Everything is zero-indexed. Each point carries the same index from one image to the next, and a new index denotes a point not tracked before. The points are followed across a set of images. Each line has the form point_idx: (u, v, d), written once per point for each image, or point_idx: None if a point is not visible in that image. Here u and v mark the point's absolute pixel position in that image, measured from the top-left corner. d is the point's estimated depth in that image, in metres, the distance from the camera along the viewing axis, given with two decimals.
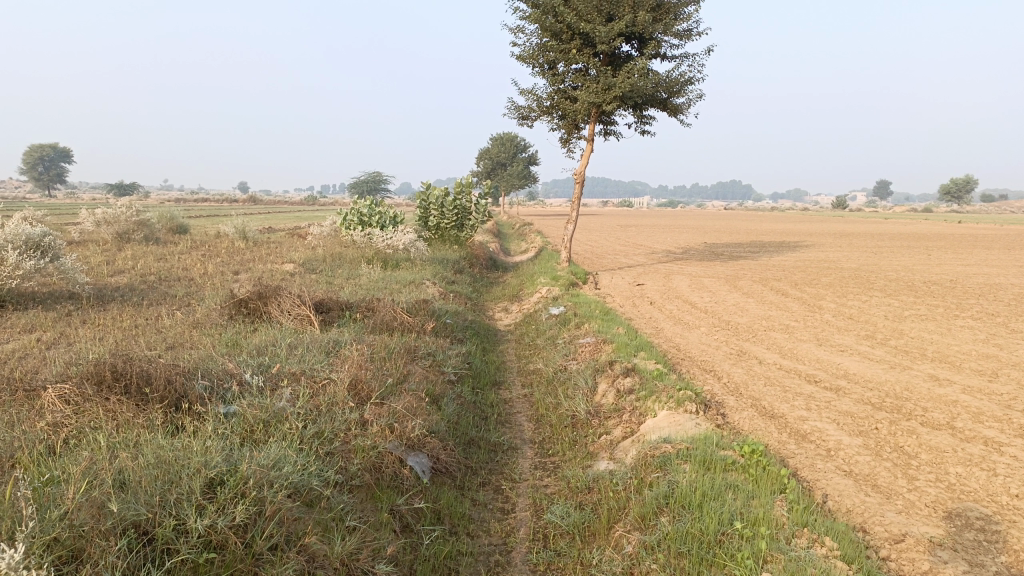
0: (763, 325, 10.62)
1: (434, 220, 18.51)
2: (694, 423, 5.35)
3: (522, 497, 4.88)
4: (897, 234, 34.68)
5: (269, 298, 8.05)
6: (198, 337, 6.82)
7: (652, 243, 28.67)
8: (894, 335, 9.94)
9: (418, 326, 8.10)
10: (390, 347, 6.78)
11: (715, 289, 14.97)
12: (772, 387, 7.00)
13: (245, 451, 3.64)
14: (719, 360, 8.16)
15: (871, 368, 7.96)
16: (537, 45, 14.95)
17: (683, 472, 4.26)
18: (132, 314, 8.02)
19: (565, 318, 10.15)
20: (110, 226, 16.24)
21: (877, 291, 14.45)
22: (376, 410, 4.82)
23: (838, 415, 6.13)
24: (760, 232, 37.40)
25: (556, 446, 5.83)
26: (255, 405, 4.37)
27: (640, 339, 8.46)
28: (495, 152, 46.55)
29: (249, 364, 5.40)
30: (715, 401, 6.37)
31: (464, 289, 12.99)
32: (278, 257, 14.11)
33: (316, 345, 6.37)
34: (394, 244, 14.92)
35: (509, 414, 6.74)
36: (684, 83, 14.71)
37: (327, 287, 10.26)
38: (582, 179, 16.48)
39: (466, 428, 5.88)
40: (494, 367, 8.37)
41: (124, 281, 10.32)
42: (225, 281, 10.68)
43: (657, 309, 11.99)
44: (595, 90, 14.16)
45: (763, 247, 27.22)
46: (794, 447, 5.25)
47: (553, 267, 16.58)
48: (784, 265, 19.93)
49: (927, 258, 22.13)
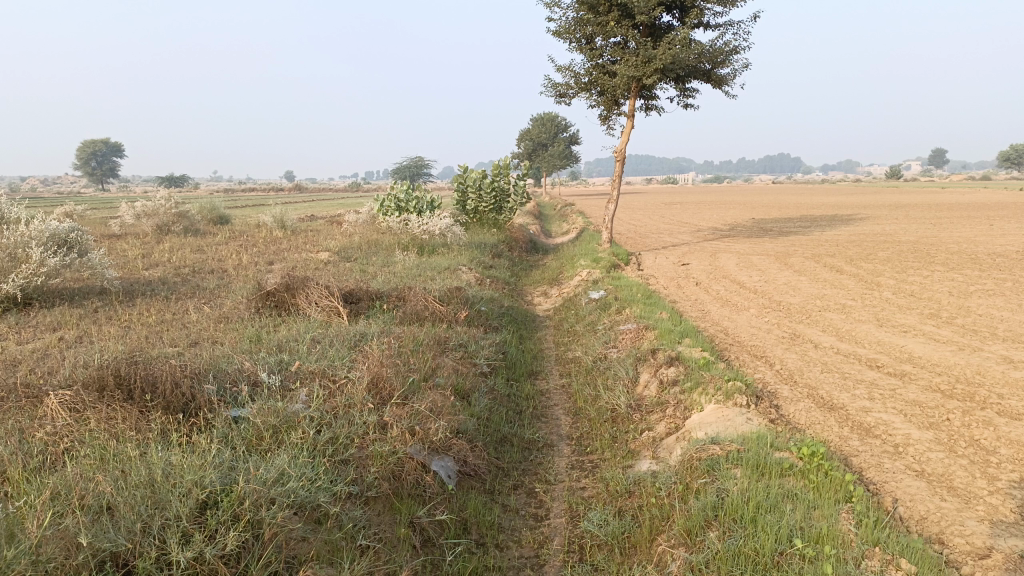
0: (817, 305, 10.02)
1: (472, 203, 18.13)
2: (744, 418, 4.89)
3: (557, 502, 4.50)
4: (955, 205, 33.22)
5: (297, 289, 7.76)
6: (222, 332, 6.58)
7: (699, 220, 27.96)
8: (960, 314, 9.25)
9: (451, 316, 7.75)
10: (419, 339, 6.45)
11: (764, 267, 14.31)
12: (829, 375, 6.49)
13: (244, 465, 3.33)
14: (771, 345, 7.64)
15: (938, 351, 7.36)
16: (572, 19, 14.42)
17: (733, 478, 3.81)
18: (159, 309, 7.83)
19: (606, 303, 9.70)
20: (150, 219, 16.26)
21: (938, 266, 13.63)
22: (397, 411, 4.47)
23: (905, 405, 5.60)
24: (810, 206, 36.21)
25: (595, 443, 5.42)
26: (265, 408, 4.07)
27: (685, 324, 7.97)
28: (536, 134, 45.93)
29: (266, 362, 5.11)
30: (767, 391, 5.89)
31: (502, 274, 12.62)
32: (315, 246, 13.92)
33: (341, 340, 6.06)
34: (431, 230, 14.54)
35: (545, 407, 6.35)
36: (728, 53, 14.03)
37: (359, 276, 9.98)
38: (622, 156, 15.91)
39: (498, 425, 5.53)
40: (531, 355, 7.99)
41: (156, 275, 10.18)
42: (258, 272, 10.49)
43: (703, 291, 11.45)
44: (634, 64, 13.58)
45: (815, 221, 26.30)
46: (857, 444, 4.76)
47: (595, 248, 16.07)
48: (838, 240, 19.09)
49: (990, 229, 21.02)
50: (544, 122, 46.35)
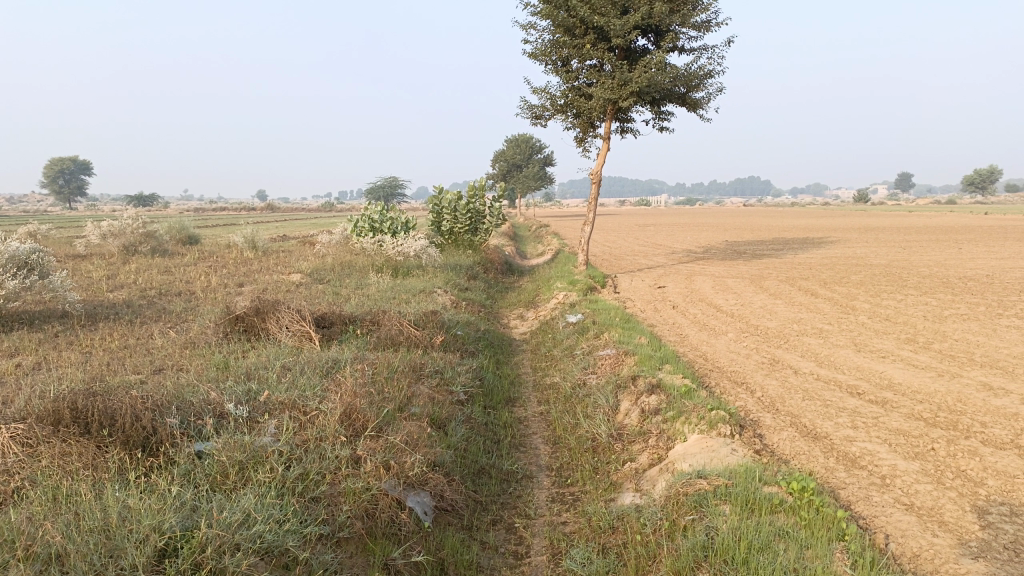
0: (794, 330, 9.97)
1: (447, 224, 17.97)
2: (729, 449, 4.77)
3: (537, 538, 4.32)
4: (923, 229, 33.70)
5: (267, 313, 7.52)
6: (188, 359, 6.33)
7: (673, 242, 28.02)
8: (936, 338, 9.26)
9: (426, 341, 7.56)
10: (393, 366, 6.26)
11: (740, 290, 14.31)
12: (811, 402, 6.40)
13: (207, 507, 3.14)
14: (751, 371, 7.54)
15: (918, 377, 7.31)
16: (549, 41, 14.41)
17: (722, 515, 3.67)
18: (123, 334, 7.54)
19: (584, 327, 9.57)
20: (116, 239, 15.87)
21: (912, 290, 13.70)
22: (371, 445, 4.27)
23: (889, 434, 5.51)
24: (782, 229, 36.63)
25: (575, 474, 5.26)
26: (232, 442, 3.86)
27: (665, 350, 7.85)
28: (510, 155, 46.18)
29: (234, 392, 4.89)
30: (750, 420, 5.78)
31: (477, 297, 12.45)
32: (286, 267, 13.67)
33: (313, 367, 5.86)
34: (405, 251, 14.35)
35: (523, 436, 6.18)
36: (703, 77, 14.09)
37: (332, 299, 9.74)
38: (598, 179, 15.87)
39: (475, 456, 5.34)
40: (508, 381, 7.82)
41: (121, 298, 9.86)
42: (228, 294, 10.22)
43: (680, 314, 11.37)
44: (611, 87, 13.58)
45: (788, 244, 26.48)
46: (843, 476, 4.65)
47: (570, 271, 15.97)
48: (811, 263, 19.20)
49: (958, 252, 21.32)
50: (519, 143, 46.47)
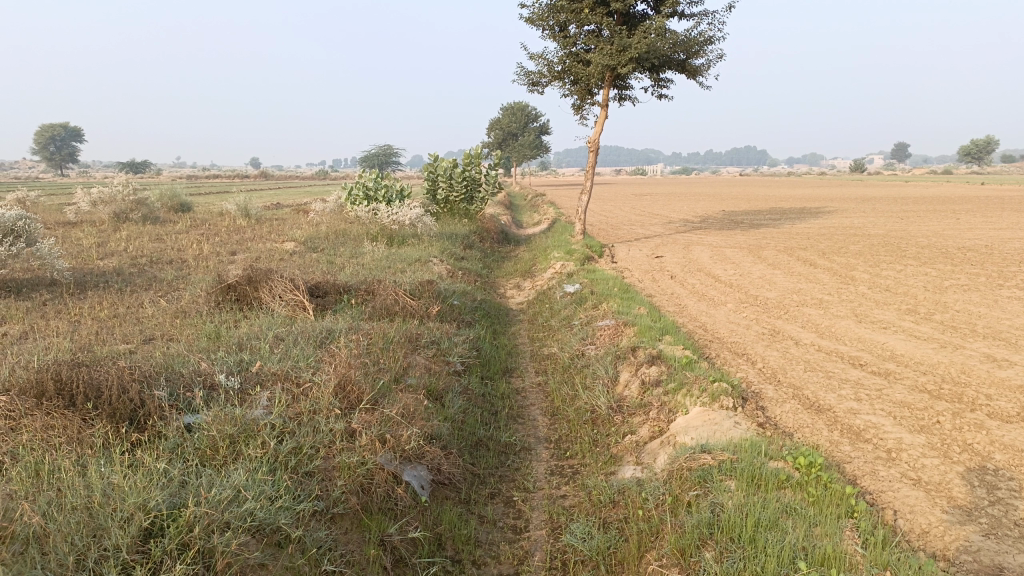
0: (794, 300, 9.87)
1: (442, 192, 17.76)
2: (732, 422, 4.68)
3: (536, 512, 4.22)
4: (920, 199, 33.51)
5: (260, 282, 7.36)
6: (179, 329, 6.19)
7: (671, 212, 27.84)
8: (938, 309, 9.16)
9: (422, 310, 7.43)
10: (389, 336, 6.14)
11: (738, 260, 14.19)
12: (813, 373, 6.30)
13: (196, 485, 3.02)
14: (752, 342, 7.44)
15: (921, 348, 7.22)
16: (546, 6, 14.10)
17: (728, 491, 3.57)
18: (113, 303, 7.40)
19: (581, 297, 9.44)
20: (107, 206, 15.65)
21: (912, 260, 13.61)
22: (366, 418, 4.14)
23: (893, 407, 5.42)
24: (779, 198, 36.43)
25: (575, 447, 5.17)
26: (222, 415, 3.74)
27: (665, 320, 7.73)
28: (506, 122, 45.73)
29: (225, 363, 4.76)
30: (752, 392, 5.68)
31: (474, 266, 12.31)
32: (279, 235, 13.50)
33: (306, 337, 5.72)
34: (400, 220, 14.17)
35: (521, 407, 6.08)
36: (703, 43, 13.83)
37: (326, 268, 9.59)
38: (596, 147, 15.64)
39: (473, 428, 5.24)
40: (506, 352, 7.71)
41: (111, 266, 9.70)
42: (220, 263, 10.06)
43: (678, 284, 11.25)
44: (609, 52, 13.32)
45: (786, 214, 26.33)
46: (848, 449, 4.57)
47: (568, 240, 15.83)
48: (810, 233, 19.06)
49: (956, 222, 21.20)
50: (514, 111, 45.98)
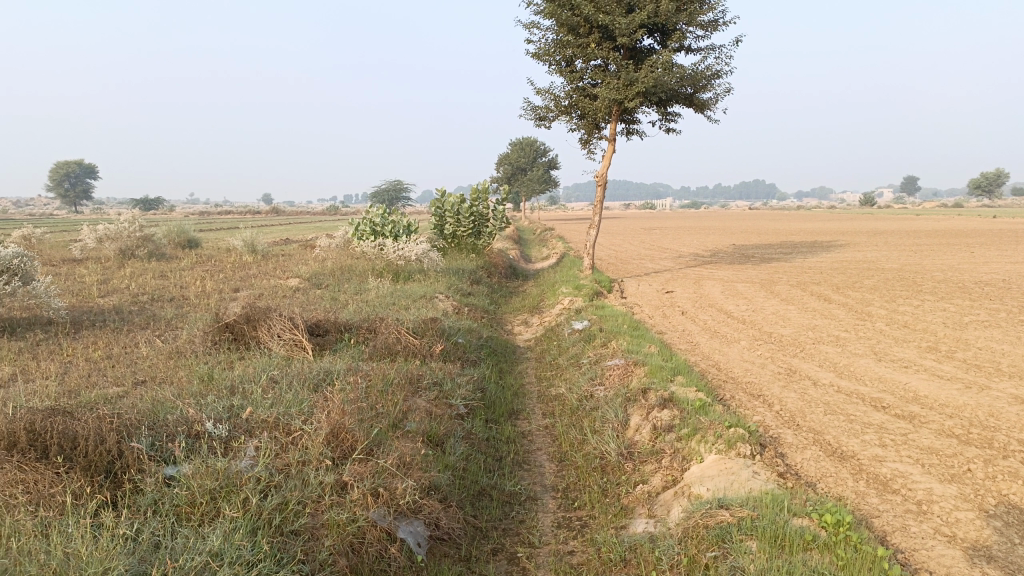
0: (810, 337, 9.57)
1: (450, 228, 17.60)
2: (750, 472, 4.40)
3: (542, 570, 3.92)
4: (932, 232, 33.21)
5: (258, 321, 7.14)
6: (172, 370, 5.97)
7: (681, 246, 27.60)
8: (959, 347, 8.84)
9: (425, 349, 7.19)
10: (389, 378, 5.90)
11: (750, 295, 13.90)
12: (834, 417, 6.01)
13: (165, 556, 2.78)
14: (768, 383, 7.16)
15: (945, 389, 6.91)
16: (553, 41, 14.05)
17: (748, 554, 3.29)
18: (107, 343, 7.19)
19: (590, 334, 9.18)
20: (113, 243, 15.56)
21: (928, 295, 13.29)
22: (359, 469, 3.88)
23: (920, 453, 5.12)
24: (789, 232, 36.23)
25: (582, 497, 4.88)
26: (204, 467, 3.50)
27: (677, 360, 7.45)
28: (515, 157, 45.82)
29: (213, 408, 4.52)
30: (770, 438, 5.40)
31: (480, 302, 12.08)
32: (283, 272, 13.32)
33: (302, 380, 5.48)
34: (406, 255, 14.00)
35: (527, 452, 5.80)
36: (711, 77, 13.71)
37: (329, 305, 9.38)
38: (604, 181, 15.49)
39: (475, 477, 4.97)
40: (512, 392, 7.44)
41: (110, 304, 9.52)
42: (221, 300, 9.87)
43: (689, 321, 10.98)
44: (616, 87, 13.22)
45: (797, 247, 26.05)
46: (876, 502, 4.28)
47: (576, 275, 15.61)
48: (822, 267, 18.77)
49: (971, 256, 20.89)
50: (523, 145, 45.93)
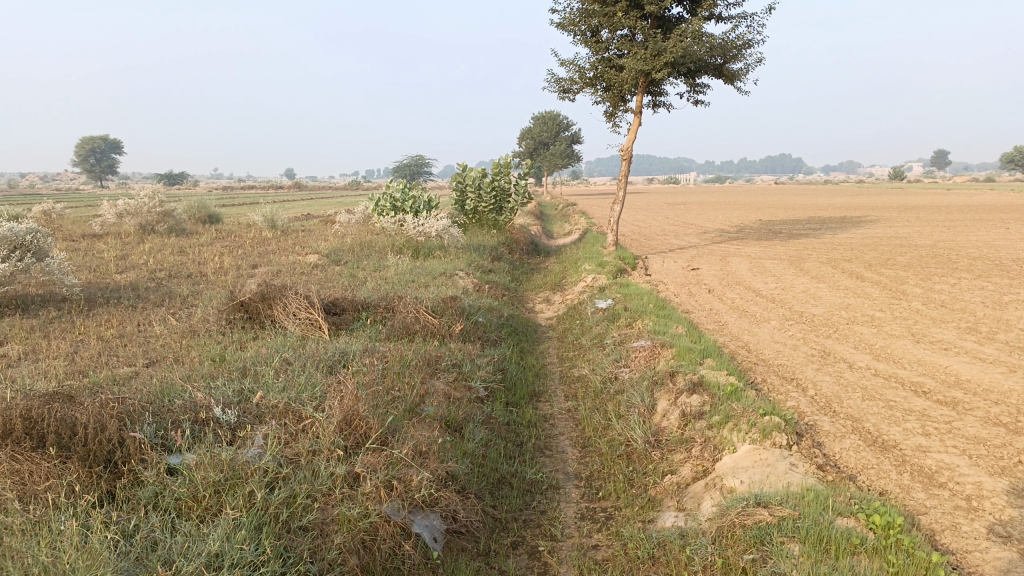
0: (843, 317, 9.23)
1: (471, 203, 17.33)
2: (786, 464, 4.14)
3: (565, 566, 3.69)
4: (964, 208, 32.32)
5: (273, 299, 6.95)
6: (185, 351, 5.80)
7: (706, 222, 27.14)
8: (1001, 328, 8.46)
9: (444, 329, 6.97)
10: (407, 360, 5.69)
11: (779, 272, 13.52)
12: (872, 403, 5.72)
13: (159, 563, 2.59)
14: (801, 365, 6.86)
15: (989, 372, 6.56)
16: (577, 10, 13.63)
17: (790, 559, 3.05)
18: (122, 321, 7.05)
19: (614, 313, 8.91)
20: (133, 218, 15.46)
21: (965, 273, 12.83)
22: (371, 460, 3.67)
23: (967, 444, 4.82)
24: (817, 207, 35.49)
25: (607, 486, 4.66)
26: (208, 458, 3.31)
27: (706, 341, 7.17)
28: (537, 131, 45.34)
29: (223, 391, 4.34)
30: (806, 426, 5.13)
31: (502, 279, 11.84)
32: (302, 248, 13.15)
33: (316, 362, 5.28)
34: (427, 231, 13.77)
35: (549, 437, 5.57)
36: (741, 47, 13.25)
37: (347, 282, 9.19)
38: (629, 156, 15.12)
39: (494, 464, 4.76)
40: (533, 373, 7.21)
41: (128, 280, 9.40)
42: (239, 277, 9.72)
43: (716, 299, 10.67)
44: (643, 57, 12.80)
45: (826, 223, 25.49)
46: (922, 497, 4.01)
47: (599, 252, 15.31)
48: (853, 243, 18.28)
49: (1007, 232, 20.26)
50: (546, 120, 45.56)
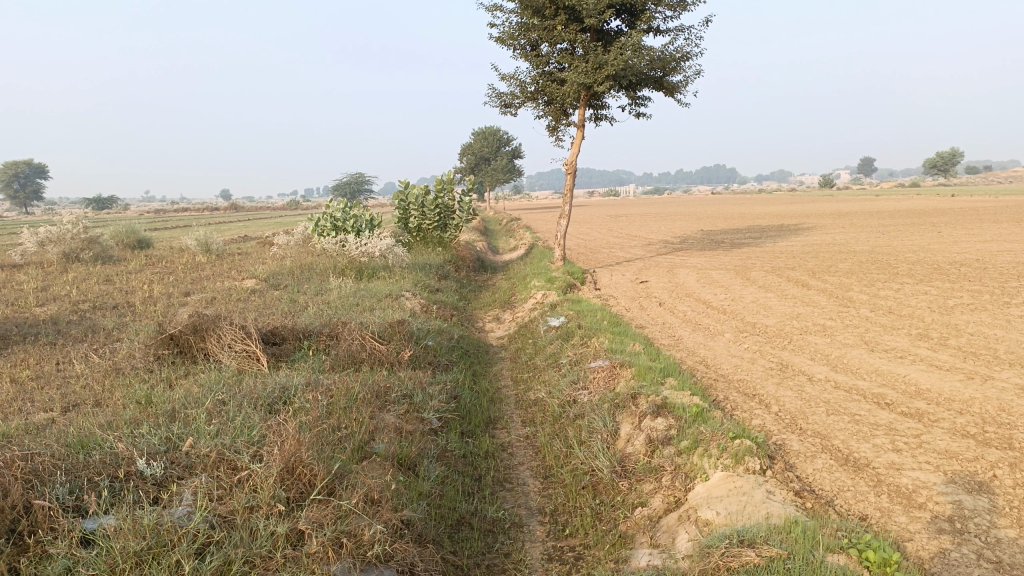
0: (796, 327, 9.15)
1: (414, 221, 16.94)
2: (763, 492, 3.91)
3: None
4: (894, 212, 33.23)
5: (206, 331, 6.48)
6: (109, 392, 5.31)
7: (650, 233, 27.22)
8: (951, 333, 8.46)
9: (392, 357, 6.61)
10: (353, 393, 5.31)
11: (727, 283, 13.48)
12: (838, 417, 5.57)
13: None
14: (761, 380, 6.70)
15: (947, 381, 6.48)
16: (516, 23, 13.44)
17: None
18: (38, 361, 6.47)
19: (568, 331, 8.65)
20: (55, 246, 14.63)
21: (907, 278, 12.98)
22: (318, 514, 3.30)
23: (939, 459, 4.67)
24: (754, 216, 36.05)
25: (574, 521, 4.36)
26: (128, 523, 2.91)
27: (664, 359, 6.96)
28: (477, 147, 45.09)
29: (148, 440, 3.91)
30: (775, 446, 4.93)
31: (449, 299, 11.49)
32: (239, 272, 12.58)
33: (254, 401, 4.87)
34: (370, 251, 13.35)
35: (508, 469, 5.25)
36: (681, 59, 13.23)
37: (287, 308, 8.73)
38: (573, 169, 14.96)
39: (452, 504, 4.42)
40: (487, 398, 6.89)
41: (47, 314, 8.75)
42: (170, 306, 9.15)
43: (669, 313, 10.53)
44: (585, 70, 12.67)
45: (766, 231, 25.81)
46: (905, 521, 3.82)
47: (547, 267, 15.10)
48: (795, 251, 18.46)
49: (938, 236, 20.78)
50: (485, 135, 45.36)
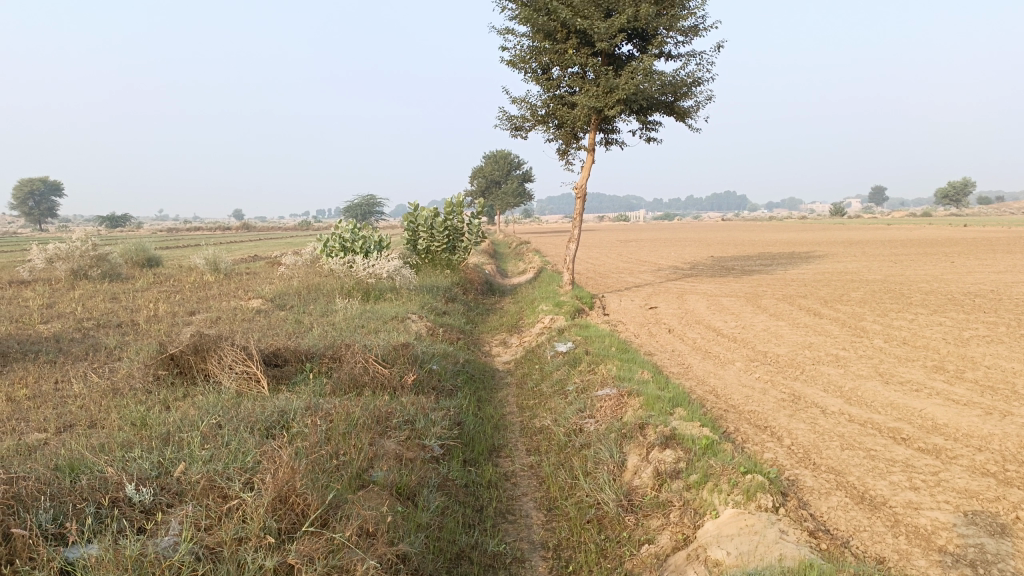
0: (808, 357, 8.97)
1: (423, 243, 16.88)
2: (776, 531, 3.75)
3: None
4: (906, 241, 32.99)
5: (208, 351, 6.38)
6: (105, 413, 5.20)
7: (660, 259, 27.10)
8: (967, 366, 8.27)
9: (395, 381, 6.47)
10: (354, 417, 5.17)
11: (738, 310, 13.32)
12: (852, 452, 5.39)
13: None
14: (773, 411, 6.53)
15: (965, 416, 6.29)
16: (528, 47, 13.45)
17: None
18: (36, 378, 6.38)
19: (575, 357, 8.50)
20: (64, 263, 14.61)
21: (920, 308, 12.78)
22: (310, 547, 3.16)
23: (959, 498, 4.49)
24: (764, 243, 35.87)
25: (578, 557, 4.20)
26: (110, 555, 2.79)
27: (674, 388, 6.80)
28: (488, 171, 45.22)
29: (139, 464, 3.79)
30: (788, 482, 4.76)
31: (456, 322, 11.37)
32: (245, 292, 12.52)
33: (251, 425, 4.74)
34: (377, 273, 13.27)
35: (511, 500, 5.09)
36: (692, 84, 13.18)
37: (291, 329, 8.63)
38: (583, 193, 14.88)
39: (451, 536, 4.26)
40: (492, 425, 6.74)
41: (50, 331, 8.68)
42: (174, 325, 9.07)
43: (678, 340, 10.37)
44: (596, 94, 12.63)
45: (777, 258, 25.65)
46: (925, 566, 3.65)
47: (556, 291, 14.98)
48: (806, 279, 18.27)
49: (952, 266, 20.56)
50: (497, 158, 45.51)
